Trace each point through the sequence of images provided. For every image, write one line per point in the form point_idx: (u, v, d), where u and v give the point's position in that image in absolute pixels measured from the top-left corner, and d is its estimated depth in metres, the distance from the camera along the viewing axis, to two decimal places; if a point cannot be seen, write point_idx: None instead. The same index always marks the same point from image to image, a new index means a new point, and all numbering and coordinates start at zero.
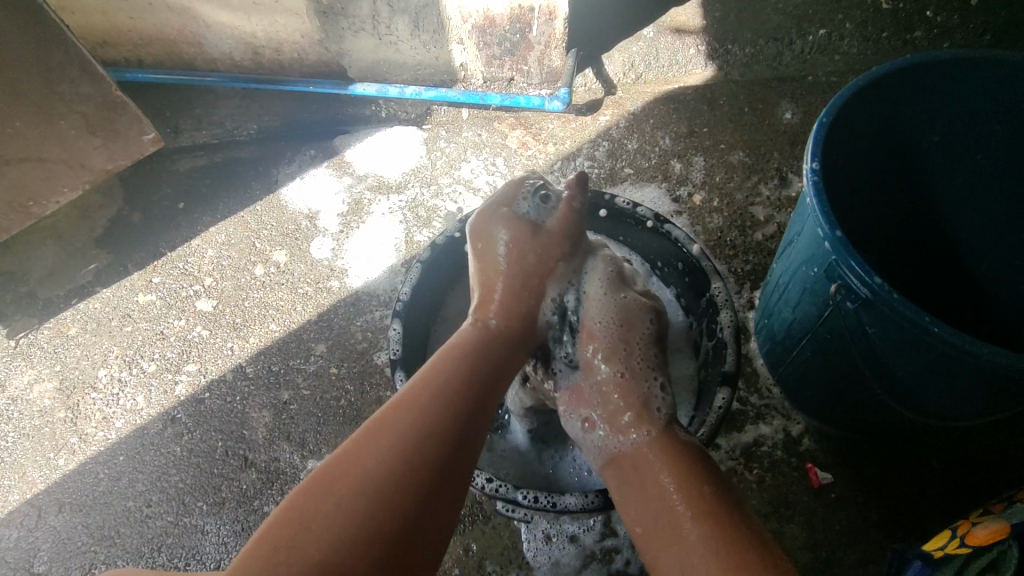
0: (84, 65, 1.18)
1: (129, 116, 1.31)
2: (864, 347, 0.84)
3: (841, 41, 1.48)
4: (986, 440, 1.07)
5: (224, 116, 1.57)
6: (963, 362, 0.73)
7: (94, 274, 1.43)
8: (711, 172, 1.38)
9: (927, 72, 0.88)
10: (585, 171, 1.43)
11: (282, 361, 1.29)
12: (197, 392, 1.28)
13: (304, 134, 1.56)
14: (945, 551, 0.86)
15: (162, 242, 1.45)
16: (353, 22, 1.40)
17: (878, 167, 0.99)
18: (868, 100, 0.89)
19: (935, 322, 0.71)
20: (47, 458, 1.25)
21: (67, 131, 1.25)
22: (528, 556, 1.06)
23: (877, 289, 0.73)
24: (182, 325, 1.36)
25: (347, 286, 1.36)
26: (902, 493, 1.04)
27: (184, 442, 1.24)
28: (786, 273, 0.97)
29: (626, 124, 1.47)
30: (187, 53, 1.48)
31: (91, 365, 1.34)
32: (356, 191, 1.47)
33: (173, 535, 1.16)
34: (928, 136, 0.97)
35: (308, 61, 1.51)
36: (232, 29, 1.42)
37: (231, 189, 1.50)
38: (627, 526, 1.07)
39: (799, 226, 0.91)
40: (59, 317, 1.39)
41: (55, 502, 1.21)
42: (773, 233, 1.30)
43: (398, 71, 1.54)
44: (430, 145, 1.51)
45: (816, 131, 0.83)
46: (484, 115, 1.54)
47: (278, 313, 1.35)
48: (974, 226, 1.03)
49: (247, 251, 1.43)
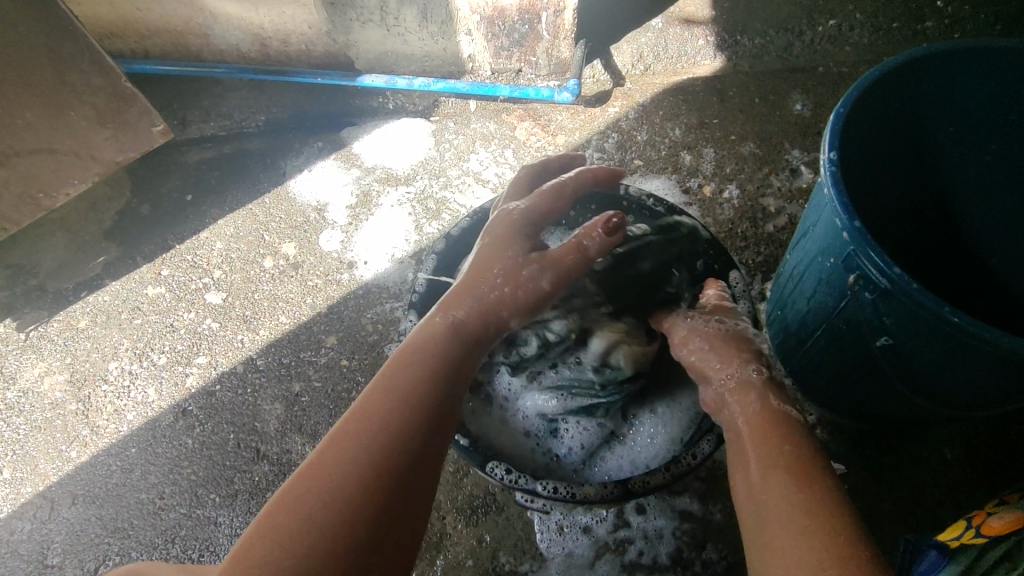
0: (95, 56, 1.17)
1: (139, 108, 1.30)
2: (882, 337, 0.84)
3: (851, 31, 1.47)
4: (998, 432, 1.07)
5: (231, 108, 1.56)
6: (984, 351, 0.73)
7: (103, 266, 1.42)
8: (722, 163, 1.38)
9: (944, 61, 0.87)
10: (594, 163, 1.42)
11: (293, 353, 1.29)
12: (207, 385, 1.28)
13: (312, 126, 1.55)
14: (959, 542, 0.85)
15: (170, 235, 1.45)
16: (362, 13, 1.39)
17: (892, 158, 0.98)
18: (883, 91, 0.88)
19: (954, 312, 0.71)
20: (59, 450, 1.25)
21: (76, 123, 1.24)
22: (542, 547, 1.07)
23: (897, 279, 0.73)
24: (192, 317, 1.36)
25: (357, 278, 1.35)
26: (915, 485, 1.04)
27: (195, 434, 1.24)
28: (801, 262, 0.96)
29: (636, 115, 1.46)
30: (194, 45, 1.48)
31: (102, 358, 1.34)
32: (364, 183, 1.46)
33: (186, 527, 1.16)
34: (941, 126, 0.97)
35: (316, 52, 1.50)
36: (238, 21, 1.41)
37: (238, 181, 1.50)
38: (640, 517, 1.07)
39: (816, 216, 0.90)
40: (68, 310, 1.39)
41: (68, 494, 1.21)
42: (784, 225, 1.30)
43: (405, 63, 1.53)
44: (438, 137, 1.50)
45: (833, 121, 0.82)
46: (492, 107, 1.53)
47: (288, 305, 1.34)
48: (988, 218, 1.03)
49: (255, 243, 1.42)
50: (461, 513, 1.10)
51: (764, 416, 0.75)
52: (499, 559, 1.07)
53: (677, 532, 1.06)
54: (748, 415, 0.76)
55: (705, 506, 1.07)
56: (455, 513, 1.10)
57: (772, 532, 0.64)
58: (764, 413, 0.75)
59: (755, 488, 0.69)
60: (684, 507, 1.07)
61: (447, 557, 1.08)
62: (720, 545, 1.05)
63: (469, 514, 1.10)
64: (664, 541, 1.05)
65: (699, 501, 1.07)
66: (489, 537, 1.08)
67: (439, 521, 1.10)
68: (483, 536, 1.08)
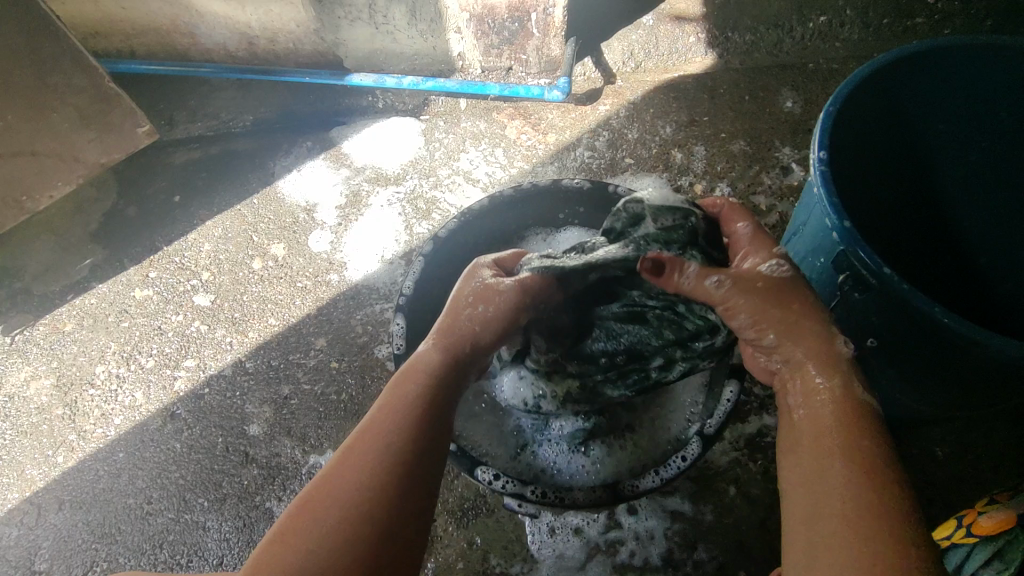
0: (76, 57, 1.16)
1: (123, 109, 1.29)
2: (871, 337, 0.84)
3: (842, 27, 1.46)
4: (989, 428, 1.07)
5: (219, 108, 1.55)
6: (974, 351, 0.72)
7: (89, 269, 1.41)
8: (712, 161, 1.37)
9: (934, 60, 0.87)
10: (585, 161, 1.41)
11: (282, 355, 1.28)
12: (196, 388, 1.27)
13: (300, 126, 1.54)
14: (950, 541, 0.86)
15: (157, 236, 1.43)
16: (350, 12, 1.38)
17: (882, 157, 0.98)
18: (873, 90, 0.88)
19: (944, 312, 0.70)
20: (45, 456, 1.24)
21: (59, 125, 1.23)
22: (533, 549, 1.06)
23: (887, 279, 0.72)
24: (179, 320, 1.34)
25: (347, 279, 1.34)
26: (905, 483, 1.04)
27: (184, 438, 1.23)
28: (791, 262, 0.96)
29: (627, 113, 1.45)
30: (180, 44, 1.46)
31: (89, 362, 1.32)
32: (353, 183, 1.45)
33: (175, 532, 1.15)
34: (932, 125, 0.96)
35: (304, 51, 1.48)
36: (226, 19, 1.40)
37: (226, 181, 1.48)
38: (632, 518, 1.06)
39: (805, 216, 0.90)
40: (54, 314, 1.38)
41: (55, 500, 1.20)
42: (775, 223, 1.30)
43: (395, 61, 1.52)
44: (428, 136, 1.49)
45: (823, 119, 0.82)
46: (483, 105, 1.52)
47: (277, 307, 1.33)
48: (978, 216, 1.03)
49: (244, 245, 1.41)
50: (452, 515, 1.10)
51: (844, 403, 0.64)
52: (490, 562, 1.06)
53: (668, 532, 1.05)
54: (818, 403, 0.66)
55: (696, 507, 1.07)
56: (446, 515, 1.10)
57: (824, 532, 0.57)
58: (841, 399, 0.65)
59: (819, 487, 0.60)
60: (674, 507, 1.07)
61: (437, 560, 1.07)
62: (711, 545, 1.04)
63: (460, 516, 1.10)
64: (655, 542, 1.05)
65: (690, 501, 1.07)
66: (480, 539, 1.08)
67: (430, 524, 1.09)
68: (474, 539, 1.08)
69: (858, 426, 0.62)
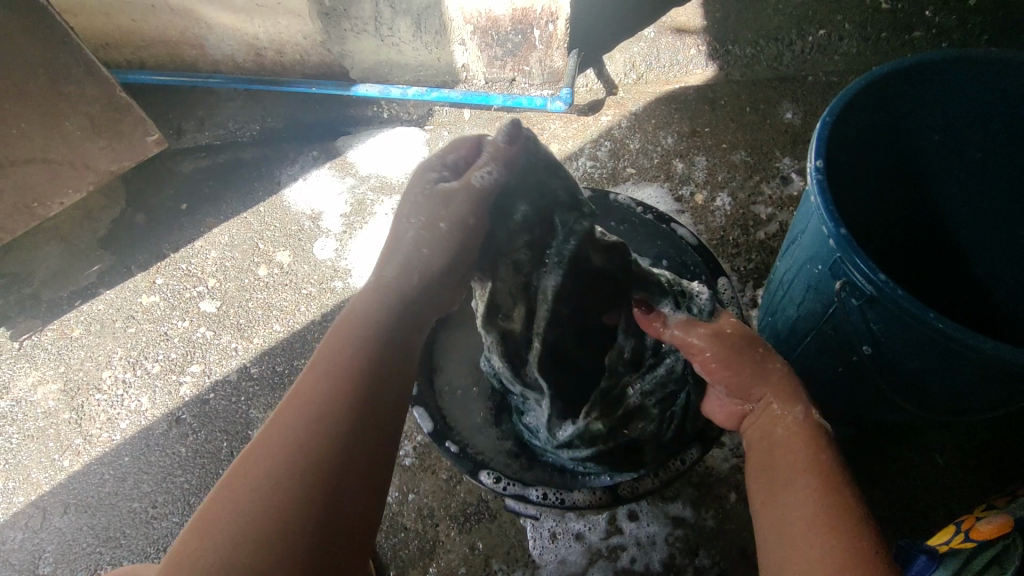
0: (90, 68, 1.19)
1: (134, 119, 1.31)
2: (866, 345, 0.85)
3: (840, 41, 1.48)
4: (987, 434, 1.08)
5: (227, 118, 1.58)
6: (970, 357, 0.73)
7: (97, 275, 1.43)
8: (713, 171, 1.39)
9: (929, 71, 0.89)
10: (587, 171, 1.43)
11: (287, 361, 1.29)
12: (201, 393, 1.28)
13: (306, 135, 1.57)
14: (948, 546, 0.86)
15: (164, 243, 1.45)
16: (356, 24, 1.41)
17: (880, 166, 1.00)
18: (871, 99, 0.89)
19: (939, 318, 0.71)
20: (51, 460, 1.25)
21: (71, 133, 1.25)
22: (534, 555, 1.07)
23: (882, 285, 0.74)
24: (186, 326, 1.36)
25: (351, 286, 1.36)
26: (904, 492, 1.05)
27: (188, 442, 1.24)
28: (791, 270, 0.97)
29: (628, 124, 1.47)
30: (189, 55, 1.49)
31: (96, 367, 1.34)
32: (358, 192, 1.47)
33: (178, 536, 1.16)
34: (929, 135, 0.98)
35: (311, 63, 1.51)
36: (235, 32, 1.43)
37: (232, 189, 1.51)
38: (632, 523, 1.07)
39: (804, 223, 0.91)
40: (62, 320, 1.39)
41: (59, 503, 1.21)
42: (775, 232, 1.31)
43: (400, 72, 1.54)
44: (432, 146, 1.51)
45: (820, 128, 0.83)
46: (486, 116, 1.54)
47: (282, 313, 1.35)
48: (973, 224, 1.04)
49: (250, 252, 1.43)
50: (454, 521, 1.10)
51: (793, 426, 0.71)
52: (491, 567, 1.07)
53: (670, 538, 1.06)
54: (771, 430, 0.72)
55: (698, 513, 1.07)
56: (448, 520, 1.11)
57: (788, 542, 0.62)
58: (789, 424, 0.71)
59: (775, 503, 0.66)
60: (676, 513, 1.07)
61: (439, 564, 1.08)
62: (712, 551, 1.05)
63: (462, 521, 1.10)
64: (656, 548, 1.05)
65: (691, 507, 1.08)
66: (481, 544, 1.08)
67: (432, 529, 1.10)
68: (476, 544, 1.08)
69: (791, 447, 0.69)
